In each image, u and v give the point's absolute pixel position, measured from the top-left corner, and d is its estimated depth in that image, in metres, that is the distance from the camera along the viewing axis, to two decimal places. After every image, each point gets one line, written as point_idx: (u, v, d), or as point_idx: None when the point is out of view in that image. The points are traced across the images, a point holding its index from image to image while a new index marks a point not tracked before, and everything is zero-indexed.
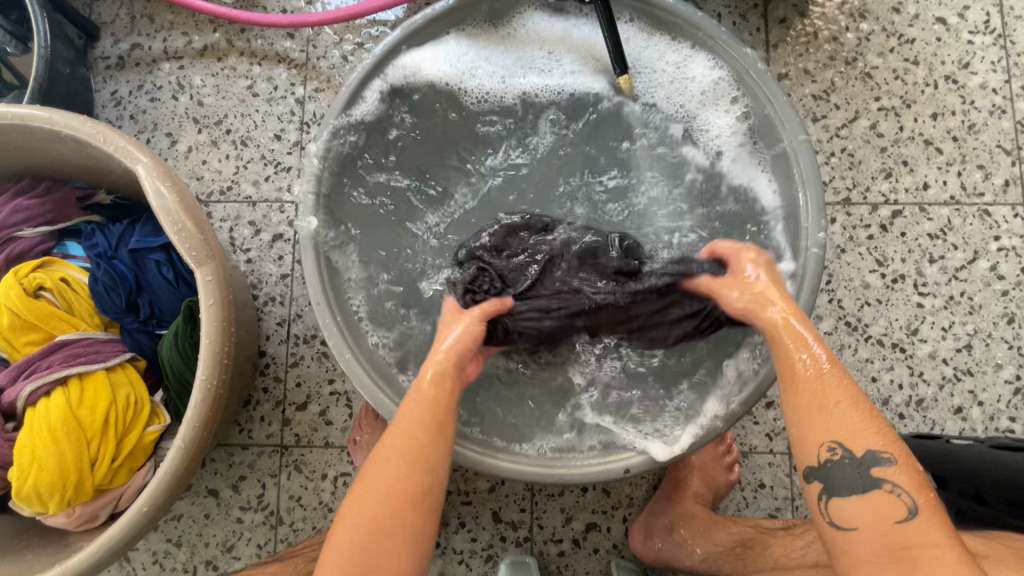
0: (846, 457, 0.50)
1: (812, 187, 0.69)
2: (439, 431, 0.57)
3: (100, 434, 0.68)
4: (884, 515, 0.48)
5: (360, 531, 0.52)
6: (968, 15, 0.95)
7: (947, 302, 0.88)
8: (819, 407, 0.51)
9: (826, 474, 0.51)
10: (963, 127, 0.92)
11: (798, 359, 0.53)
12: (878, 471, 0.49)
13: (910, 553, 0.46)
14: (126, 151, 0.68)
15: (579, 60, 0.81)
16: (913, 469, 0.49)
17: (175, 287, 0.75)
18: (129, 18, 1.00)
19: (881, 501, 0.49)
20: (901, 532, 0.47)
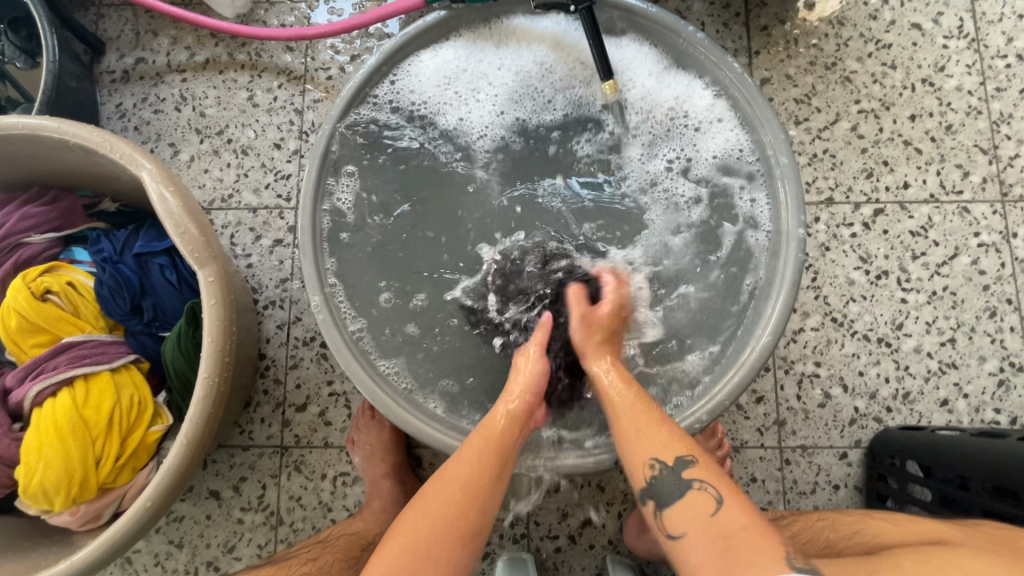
0: (666, 467, 0.56)
1: (794, 188, 0.73)
2: (497, 474, 0.60)
3: (104, 433, 0.70)
4: (698, 512, 0.53)
5: (407, 552, 0.53)
6: (943, 20, 0.98)
7: (930, 297, 0.91)
8: (636, 430, 0.59)
9: (653, 490, 0.56)
10: (941, 128, 0.95)
11: (607, 385, 0.64)
12: (688, 472, 0.56)
13: (729, 543, 0.50)
14: (131, 158, 0.70)
15: (566, 65, 0.83)
16: (714, 469, 0.56)
17: (178, 290, 0.77)
18: (134, 33, 1.03)
19: (695, 499, 0.54)
20: (716, 523, 0.52)
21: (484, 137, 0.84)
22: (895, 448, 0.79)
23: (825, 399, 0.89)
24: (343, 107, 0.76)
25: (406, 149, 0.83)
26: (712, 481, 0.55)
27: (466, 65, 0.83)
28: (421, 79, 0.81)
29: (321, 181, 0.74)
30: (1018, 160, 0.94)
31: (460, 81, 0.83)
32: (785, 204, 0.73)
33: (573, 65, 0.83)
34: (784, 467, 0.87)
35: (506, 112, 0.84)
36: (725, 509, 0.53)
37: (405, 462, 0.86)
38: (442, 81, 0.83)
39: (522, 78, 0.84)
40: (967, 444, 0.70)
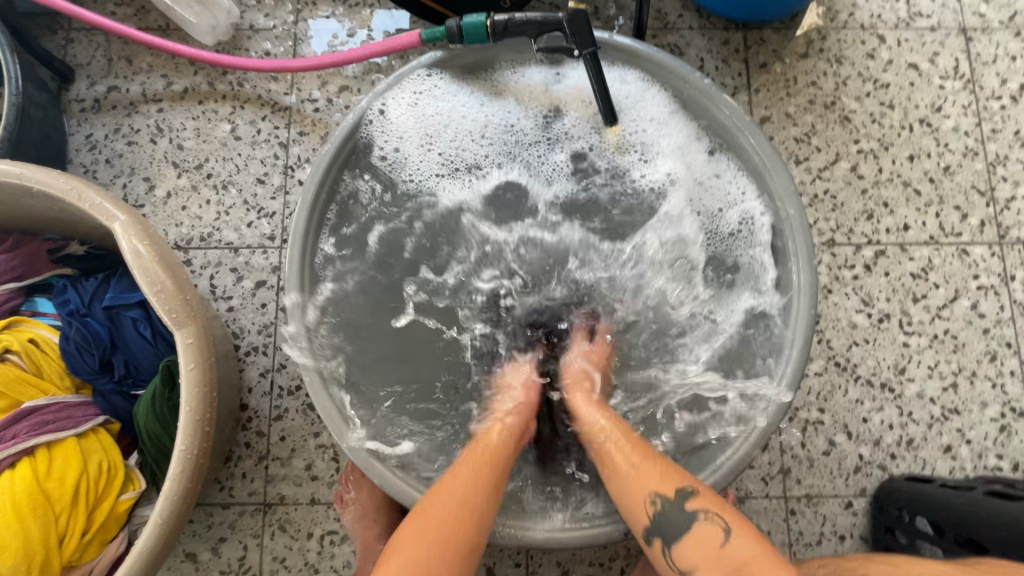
0: (667, 502, 0.55)
1: (804, 261, 0.71)
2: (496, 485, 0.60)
3: (70, 506, 0.64)
4: (710, 544, 0.52)
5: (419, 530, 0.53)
6: (939, 61, 0.98)
7: (932, 340, 0.90)
8: (622, 488, 0.59)
9: (660, 529, 0.55)
10: (939, 169, 0.95)
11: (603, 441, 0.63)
12: (692, 504, 0.55)
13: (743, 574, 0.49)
14: (102, 207, 0.65)
15: (570, 105, 0.82)
16: (715, 499, 0.56)
17: (152, 345, 0.72)
18: (106, 60, 0.97)
19: (703, 531, 0.53)
20: (728, 555, 0.51)
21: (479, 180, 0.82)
22: (904, 501, 0.78)
23: (830, 447, 0.87)
24: (339, 147, 0.75)
25: (407, 192, 0.81)
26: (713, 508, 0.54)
27: (467, 105, 0.82)
28: (423, 121, 0.81)
29: (313, 222, 0.73)
30: (1014, 202, 0.94)
31: (458, 118, 0.82)
32: (798, 285, 0.70)
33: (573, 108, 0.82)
34: (790, 518, 0.85)
35: (506, 151, 0.82)
36: (733, 535, 0.52)
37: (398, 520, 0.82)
38: (438, 117, 0.81)
39: (523, 118, 0.82)
40: (979, 505, 0.68)
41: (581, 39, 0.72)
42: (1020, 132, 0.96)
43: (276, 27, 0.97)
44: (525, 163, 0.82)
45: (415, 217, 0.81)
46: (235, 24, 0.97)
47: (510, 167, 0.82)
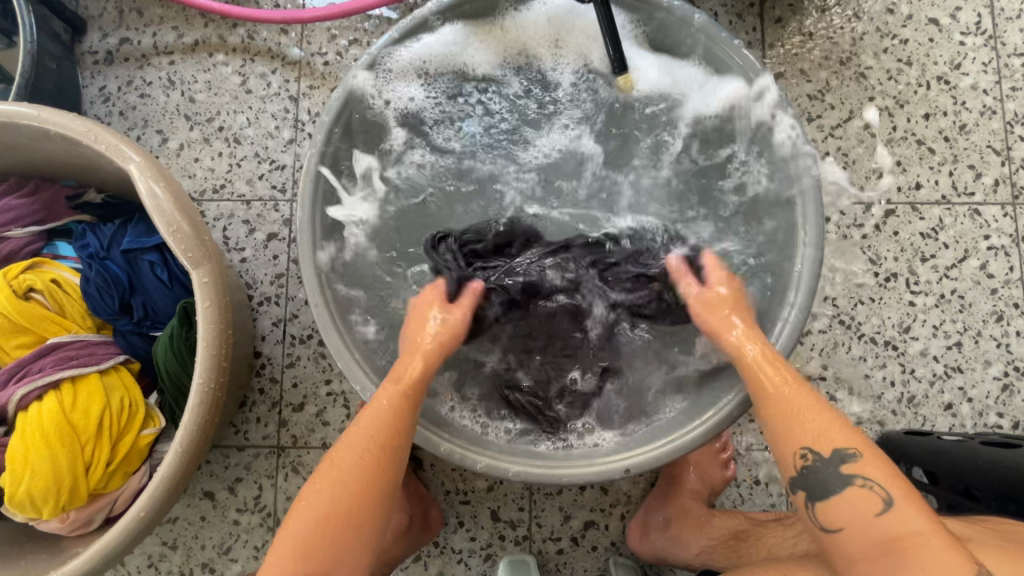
0: (820, 459, 0.54)
1: (811, 196, 0.70)
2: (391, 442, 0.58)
3: (95, 438, 0.67)
4: (861, 512, 0.52)
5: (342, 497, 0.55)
6: (960, 16, 0.96)
7: (939, 300, 0.90)
8: (783, 420, 0.57)
9: (807, 480, 0.55)
10: (955, 127, 0.93)
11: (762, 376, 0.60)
12: (848, 467, 0.53)
13: (897, 545, 0.49)
14: (118, 149, 0.66)
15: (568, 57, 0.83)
16: (880, 464, 0.53)
17: (169, 288, 0.74)
18: (118, 12, 0.97)
19: (859, 495, 0.52)
20: (882, 524, 0.50)
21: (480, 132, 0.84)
22: (901, 453, 0.79)
23: (830, 403, 0.88)
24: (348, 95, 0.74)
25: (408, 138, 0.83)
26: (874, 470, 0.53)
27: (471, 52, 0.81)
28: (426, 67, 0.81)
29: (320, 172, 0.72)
30: None
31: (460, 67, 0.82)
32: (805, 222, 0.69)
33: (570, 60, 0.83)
34: None
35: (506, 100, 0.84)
36: (892, 509, 0.51)
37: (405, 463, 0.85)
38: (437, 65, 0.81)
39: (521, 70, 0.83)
40: (974, 452, 0.69)
41: None
42: None
43: None
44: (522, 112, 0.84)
45: (425, 171, 0.83)
46: None
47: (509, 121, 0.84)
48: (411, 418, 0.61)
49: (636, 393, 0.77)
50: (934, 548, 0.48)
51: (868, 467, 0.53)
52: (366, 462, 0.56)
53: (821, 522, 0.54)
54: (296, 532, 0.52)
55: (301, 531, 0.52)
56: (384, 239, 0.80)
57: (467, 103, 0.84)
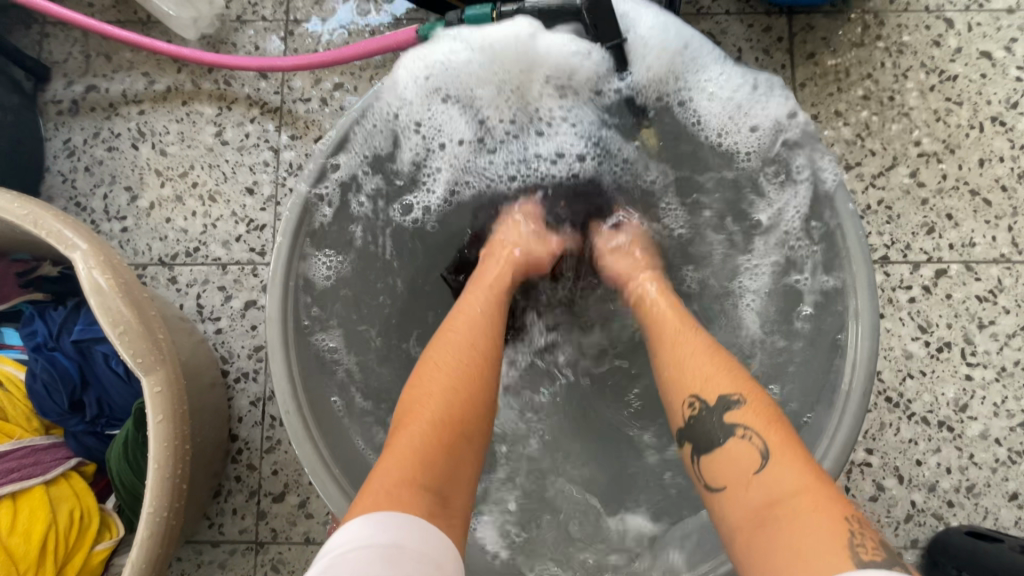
0: (706, 409, 0.52)
1: (867, 321, 0.57)
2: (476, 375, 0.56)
3: (37, 565, 0.59)
4: (741, 467, 0.49)
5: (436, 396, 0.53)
6: (1015, 49, 0.86)
7: (999, 373, 0.79)
8: (682, 370, 0.56)
9: (692, 433, 0.53)
10: (1014, 175, 0.83)
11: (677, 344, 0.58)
12: (729, 416, 0.51)
13: (773, 513, 0.45)
14: (62, 236, 0.58)
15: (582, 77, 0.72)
16: (761, 412, 0.51)
17: (126, 383, 0.65)
18: (84, 57, 0.89)
19: (737, 450, 0.50)
20: (760, 485, 0.47)
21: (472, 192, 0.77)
22: (965, 563, 0.68)
23: (877, 492, 0.77)
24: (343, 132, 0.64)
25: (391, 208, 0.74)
26: (758, 419, 0.50)
27: (473, 76, 0.71)
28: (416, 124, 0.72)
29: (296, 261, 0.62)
30: None
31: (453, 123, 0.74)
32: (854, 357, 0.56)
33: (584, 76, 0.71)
34: None
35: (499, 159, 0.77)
36: (770, 465, 0.48)
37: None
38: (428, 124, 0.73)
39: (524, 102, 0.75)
40: None
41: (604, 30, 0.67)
42: None
43: (265, 18, 0.88)
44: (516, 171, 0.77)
45: (432, 222, 0.76)
46: (220, 16, 0.88)
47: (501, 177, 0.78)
48: (498, 336, 0.61)
49: (656, 495, 0.68)
50: (804, 518, 0.44)
51: (749, 423, 0.50)
52: (472, 376, 0.55)
53: (706, 479, 0.52)
54: (413, 446, 0.50)
55: (423, 429, 0.51)
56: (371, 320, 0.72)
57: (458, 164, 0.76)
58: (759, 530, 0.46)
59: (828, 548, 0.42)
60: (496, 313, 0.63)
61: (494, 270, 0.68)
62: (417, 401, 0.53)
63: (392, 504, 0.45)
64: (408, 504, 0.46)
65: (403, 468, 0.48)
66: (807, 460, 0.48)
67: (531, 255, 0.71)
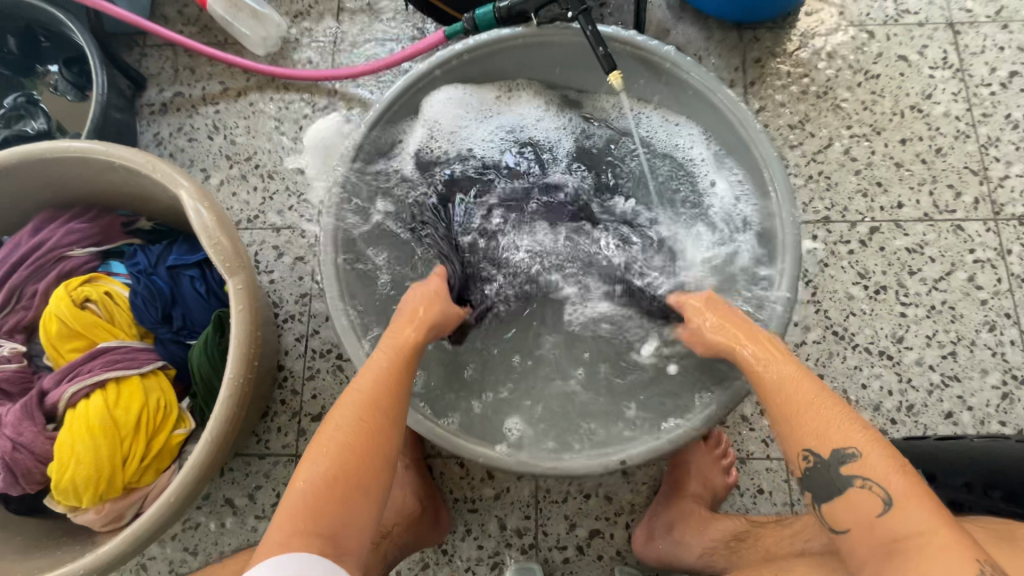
0: (820, 459, 0.53)
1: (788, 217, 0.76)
2: (379, 433, 0.58)
3: (133, 435, 0.74)
4: (863, 511, 0.51)
5: (334, 453, 0.55)
6: (927, 53, 1.04)
7: (929, 311, 0.93)
8: (786, 420, 0.57)
9: (809, 482, 0.54)
10: (932, 151, 0.99)
11: (767, 376, 0.60)
12: (847, 468, 0.52)
13: (897, 546, 0.48)
14: (171, 177, 0.77)
15: (545, 123, 0.93)
16: (882, 458, 0.51)
17: (206, 300, 0.83)
18: (173, 70, 1.12)
19: (859, 496, 0.51)
20: (884, 525, 0.49)
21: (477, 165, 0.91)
22: None
23: None
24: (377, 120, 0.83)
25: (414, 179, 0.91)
26: (875, 466, 0.51)
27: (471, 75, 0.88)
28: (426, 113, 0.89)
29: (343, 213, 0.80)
30: (1009, 180, 0.97)
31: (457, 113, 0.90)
32: (781, 245, 0.76)
33: (544, 121, 0.93)
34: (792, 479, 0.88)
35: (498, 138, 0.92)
36: (895, 509, 0.49)
37: (422, 460, 0.89)
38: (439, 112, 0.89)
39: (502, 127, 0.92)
40: (972, 457, 0.70)
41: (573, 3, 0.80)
42: (1011, 116, 1.00)
43: (318, 39, 1.11)
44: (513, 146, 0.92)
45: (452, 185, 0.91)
46: (283, 37, 1.11)
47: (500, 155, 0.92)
48: (404, 389, 0.63)
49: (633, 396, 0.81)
50: (928, 555, 0.46)
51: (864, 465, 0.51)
52: (379, 430, 0.58)
53: (829, 521, 0.54)
54: (316, 496, 0.53)
55: (314, 483, 0.54)
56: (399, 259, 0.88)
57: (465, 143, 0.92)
58: (888, 567, 0.48)
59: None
60: (405, 364, 0.65)
61: (403, 329, 0.69)
62: (323, 450, 0.56)
63: (289, 549, 0.49)
64: (301, 547, 0.50)
65: (295, 521, 0.52)
66: (927, 494, 0.49)
67: (437, 308, 0.73)
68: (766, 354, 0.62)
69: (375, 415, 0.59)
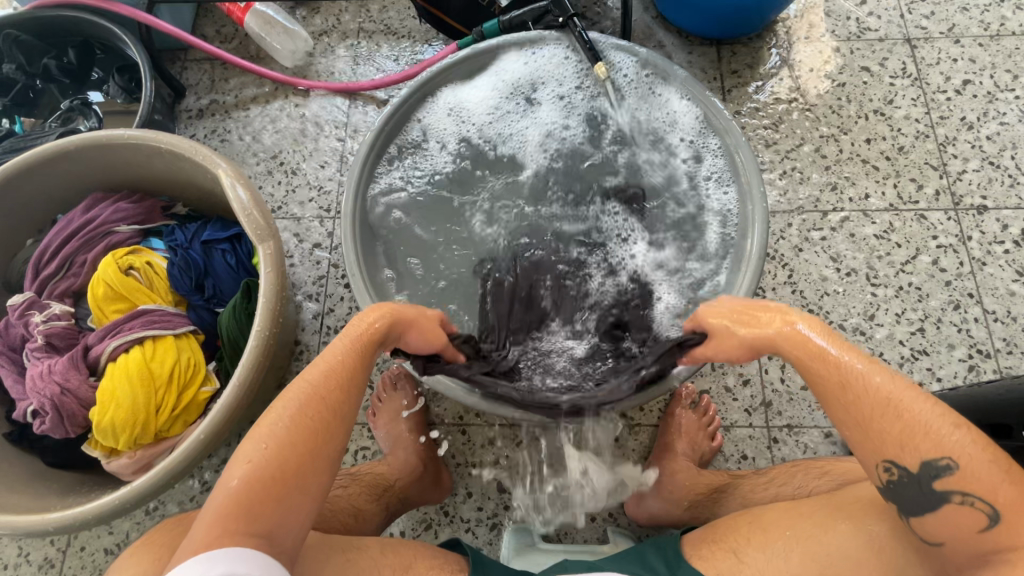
0: (904, 475, 0.53)
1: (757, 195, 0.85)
2: (319, 440, 0.58)
3: (166, 386, 0.81)
4: (961, 528, 0.51)
5: (268, 455, 0.55)
6: (888, 64, 1.16)
7: (898, 291, 1.00)
8: (863, 433, 0.55)
9: (895, 494, 0.54)
10: (894, 149, 1.09)
11: (846, 383, 0.56)
12: (940, 484, 0.51)
13: (995, 557, 0.50)
14: (210, 159, 0.87)
15: (574, 82, 0.99)
16: (980, 474, 0.50)
17: (235, 272, 0.91)
18: (210, 81, 1.25)
19: (957, 513, 0.51)
20: (984, 538, 0.50)
21: (479, 157, 0.99)
22: None
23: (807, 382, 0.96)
24: (397, 107, 0.95)
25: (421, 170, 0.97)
26: (975, 481, 0.50)
27: (478, 76, 0.98)
28: (435, 109, 0.97)
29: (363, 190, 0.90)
30: (966, 174, 1.07)
31: (464, 111, 0.98)
32: (752, 218, 0.84)
33: (569, 77, 0.99)
34: (773, 446, 0.94)
35: (500, 134, 0.99)
36: (999, 525, 0.49)
37: (426, 427, 0.96)
38: (449, 106, 0.98)
39: (530, 89, 1.00)
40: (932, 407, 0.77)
41: (562, 6, 0.97)
42: (966, 118, 1.11)
43: (340, 54, 1.24)
44: (512, 139, 0.99)
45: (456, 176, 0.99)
46: (309, 52, 1.24)
47: (500, 148, 0.99)
48: (357, 389, 0.63)
49: None
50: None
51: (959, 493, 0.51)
52: (317, 434, 0.58)
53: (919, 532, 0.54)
54: (246, 498, 0.53)
55: (246, 486, 0.54)
56: (433, 222, 0.96)
57: (469, 140, 0.99)
58: (986, 574, 0.50)
59: None
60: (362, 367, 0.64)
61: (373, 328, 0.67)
62: (253, 453, 0.56)
63: (214, 545, 0.50)
64: (229, 542, 0.50)
65: (222, 522, 0.52)
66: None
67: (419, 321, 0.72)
68: (842, 352, 0.57)
69: (317, 421, 0.59)
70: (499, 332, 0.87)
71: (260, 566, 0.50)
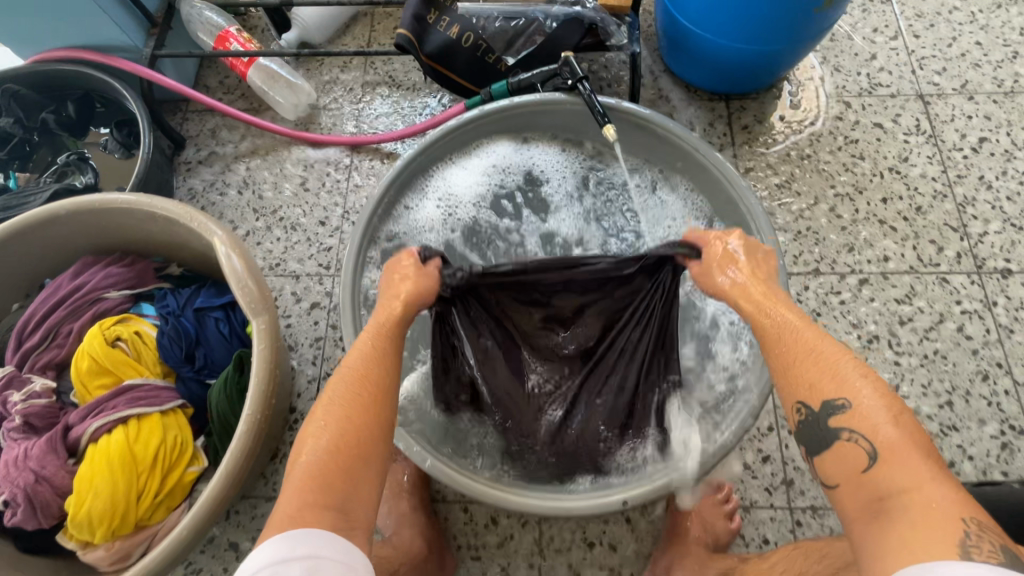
0: (811, 413, 0.51)
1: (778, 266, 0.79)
2: (376, 407, 0.56)
3: (149, 470, 0.76)
4: (851, 463, 0.48)
5: (334, 429, 0.53)
6: (901, 120, 1.13)
7: (922, 360, 0.96)
8: (783, 365, 0.54)
9: (805, 437, 0.52)
10: (912, 209, 1.06)
11: (765, 321, 0.56)
12: (836, 421, 0.49)
13: (881, 506, 0.45)
14: (206, 226, 0.83)
15: (567, 177, 1.02)
16: (874, 414, 0.47)
17: (228, 341, 0.87)
18: (210, 133, 1.23)
19: (846, 451, 0.48)
20: (872, 482, 0.46)
21: (479, 240, 0.98)
22: None
23: None
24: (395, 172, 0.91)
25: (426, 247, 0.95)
26: (870, 423, 0.47)
27: (481, 160, 1.00)
28: (438, 189, 0.97)
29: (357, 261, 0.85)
30: (987, 236, 1.03)
31: (467, 195, 0.99)
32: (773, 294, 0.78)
33: (569, 168, 1.02)
34: (796, 530, 0.88)
35: (501, 217, 0.99)
36: (885, 467, 0.45)
37: (428, 504, 0.90)
38: (451, 188, 0.98)
39: (523, 172, 1.02)
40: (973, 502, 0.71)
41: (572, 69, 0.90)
42: (984, 178, 1.08)
43: (343, 107, 1.22)
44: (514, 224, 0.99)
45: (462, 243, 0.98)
46: (312, 105, 1.22)
47: (501, 233, 0.98)
48: (392, 357, 0.61)
49: None
50: (913, 514, 0.42)
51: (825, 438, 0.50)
52: (373, 410, 0.55)
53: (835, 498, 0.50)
54: (315, 477, 0.49)
55: (319, 458, 0.51)
56: None
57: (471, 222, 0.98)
58: (874, 526, 0.44)
59: (939, 539, 0.40)
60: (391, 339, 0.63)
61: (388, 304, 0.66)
62: (318, 431, 0.53)
63: (301, 523, 0.46)
64: (312, 522, 0.46)
65: (305, 495, 0.48)
66: (921, 452, 0.45)
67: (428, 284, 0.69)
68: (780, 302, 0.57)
69: (372, 392, 0.56)
70: (509, 409, 0.80)
71: (345, 546, 0.45)
